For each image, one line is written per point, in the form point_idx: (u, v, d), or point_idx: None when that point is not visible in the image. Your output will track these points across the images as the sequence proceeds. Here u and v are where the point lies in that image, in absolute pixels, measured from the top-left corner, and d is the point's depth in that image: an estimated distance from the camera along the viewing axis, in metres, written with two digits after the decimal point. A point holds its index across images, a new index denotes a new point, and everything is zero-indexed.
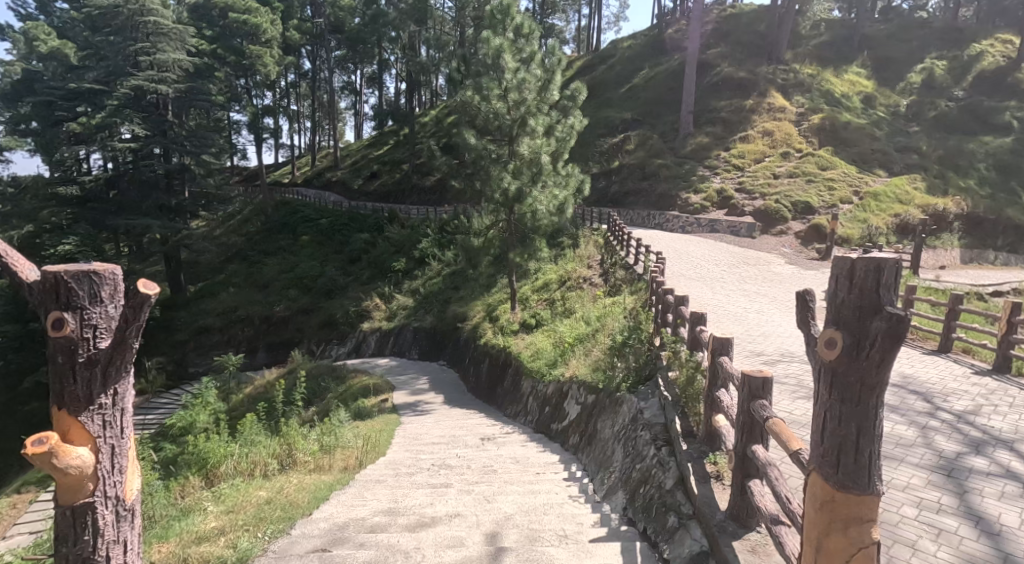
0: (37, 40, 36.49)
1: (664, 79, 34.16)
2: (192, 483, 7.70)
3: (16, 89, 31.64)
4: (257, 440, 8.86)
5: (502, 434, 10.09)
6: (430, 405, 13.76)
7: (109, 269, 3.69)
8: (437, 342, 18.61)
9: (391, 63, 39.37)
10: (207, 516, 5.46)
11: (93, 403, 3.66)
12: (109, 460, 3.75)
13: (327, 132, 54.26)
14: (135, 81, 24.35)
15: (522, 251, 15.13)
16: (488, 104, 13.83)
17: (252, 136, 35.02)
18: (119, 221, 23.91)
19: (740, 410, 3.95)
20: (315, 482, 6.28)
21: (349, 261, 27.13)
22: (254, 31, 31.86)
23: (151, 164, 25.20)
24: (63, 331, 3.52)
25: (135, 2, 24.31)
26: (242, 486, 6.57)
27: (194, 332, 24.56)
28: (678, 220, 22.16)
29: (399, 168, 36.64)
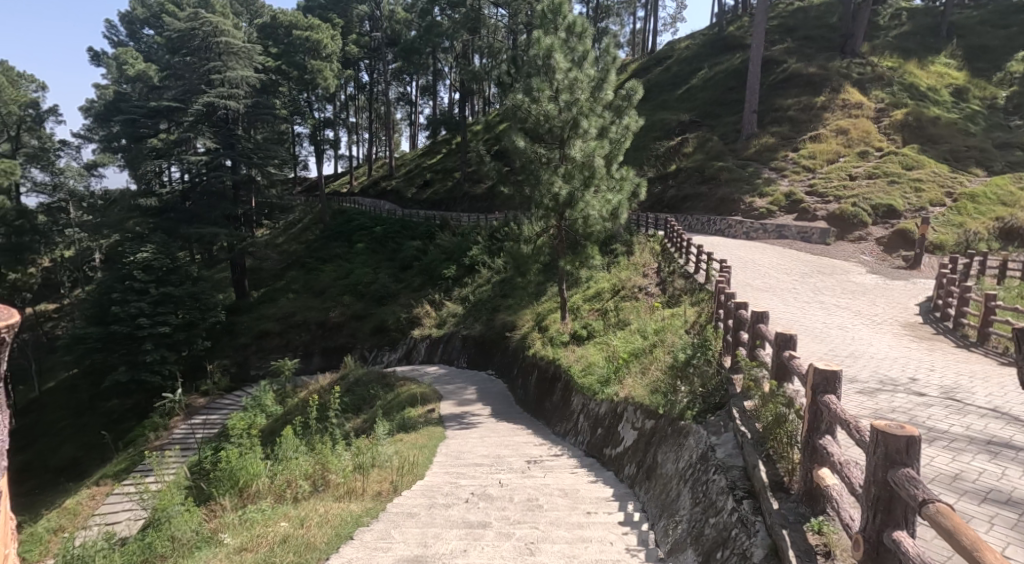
0: (125, 65, 38.71)
1: (724, 79, 32.91)
2: (223, 505, 7.48)
3: (104, 107, 33.06)
4: (292, 458, 8.56)
5: (551, 457, 9.37)
6: (477, 418, 13.11)
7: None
8: (485, 350, 17.93)
9: (446, 73, 39.31)
10: (217, 554, 5.32)
11: None
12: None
13: (382, 142, 54.83)
14: (205, 97, 24.74)
15: (573, 259, 14.24)
16: (538, 106, 12.98)
17: (313, 148, 35.45)
18: (189, 230, 24.12)
19: (873, 480, 3.14)
20: (340, 513, 5.94)
21: (401, 269, 26.81)
22: (316, 46, 31.96)
23: (220, 176, 25.53)
24: None
25: (207, 24, 25.32)
26: (268, 511, 6.41)
27: (255, 336, 24.56)
28: (741, 225, 20.91)
29: (451, 176, 36.40)
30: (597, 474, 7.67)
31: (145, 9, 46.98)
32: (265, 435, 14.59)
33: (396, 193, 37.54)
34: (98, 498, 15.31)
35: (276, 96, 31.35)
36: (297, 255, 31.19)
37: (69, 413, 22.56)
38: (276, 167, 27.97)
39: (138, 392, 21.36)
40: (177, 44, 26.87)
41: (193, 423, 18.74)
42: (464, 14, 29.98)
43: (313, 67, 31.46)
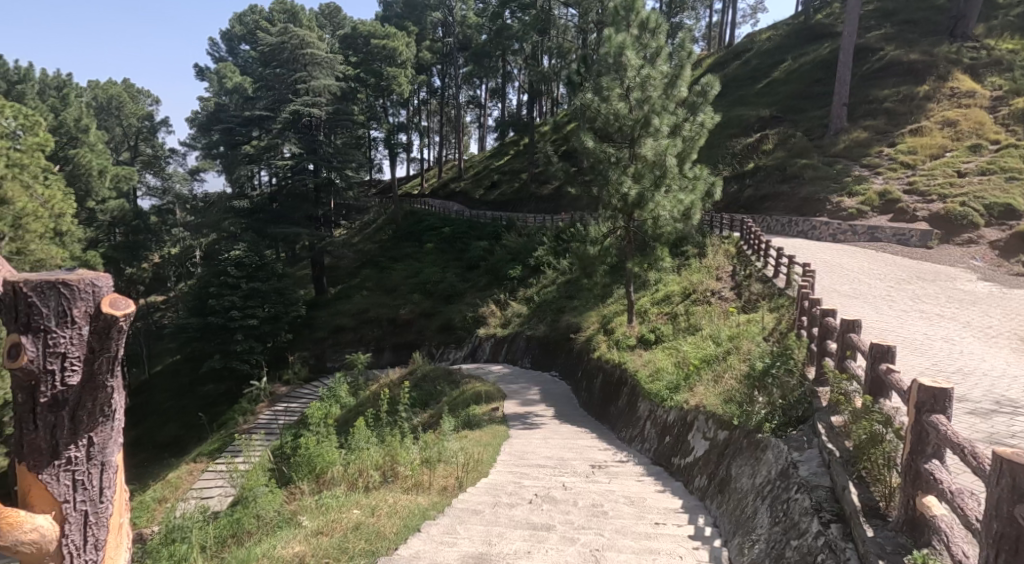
0: (223, 78, 41.25)
1: (808, 72, 31.67)
2: (302, 489, 8.01)
3: (206, 118, 35.29)
4: (365, 447, 8.89)
5: (616, 463, 9.16)
6: (540, 419, 12.98)
7: (84, 281, 3.91)
8: (549, 351, 17.78)
9: (514, 75, 39.18)
10: (296, 535, 5.51)
11: (59, 457, 3.93)
12: (80, 533, 4.00)
13: (451, 145, 55.61)
14: (292, 105, 25.84)
15: (641, 260, 13.92)
16: (608, 105, 12.62)
17: (387, 151, 36.23)
18: (275, 231, 25.56)
19: (994, 514, 2.84)
20: (408, 506, 6.04)
21: (468, 268, 27.01)
22: (392, 54, 32.69)
23: (303, 179, 26.44)
24: (23, 359, 3.76)
25: (294, 36, 26.35)
26: (342, 499, 6.65)
27: (332, 330, 25.20)
28: (828, 226, 20.01)
29: (518, 177, 36.43)
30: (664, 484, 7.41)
31: (243, 27, 49.43)
32: (339, 425, 15.00)
33: (464, 194, 37.90)
34: (196, 473, 16.27)
35: (355, 102, 32.15)
36: (371, 255, 31.78)
37: (169, 395, 24.07)
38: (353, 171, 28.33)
39: (229, 378, 22.57)
40: (270, 59, 28.30)
41: (276, 409, 19.49)
42: (534, 15, 29.78)
43: (388, 74, 32.00)
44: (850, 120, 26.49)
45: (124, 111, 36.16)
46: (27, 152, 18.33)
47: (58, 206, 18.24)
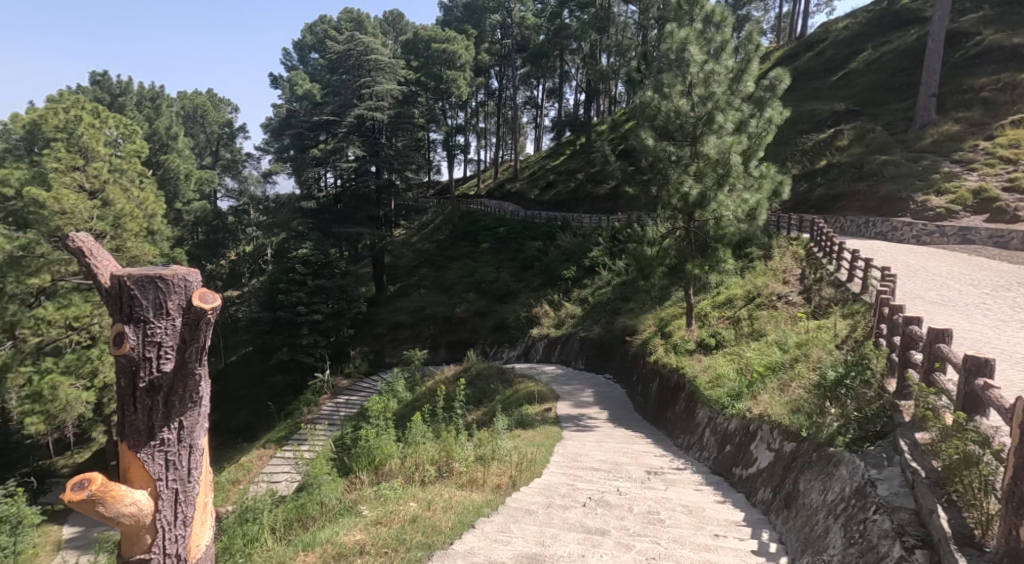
0: (293, 85, 42.73)
1: (891, 61, 30.17)
2: (362, 479, 8.23)
3: (279, 124, 36.58)
4: (422, 441, 9.17)
5: (672, 470, 8.88)
6: (593, 421, 12.79)
7: (178, 276, 4.33)
8: (603, 353, 17.51)
9: (572, 74, 38.76)
10: (358, 523, 5.94)
11: (155, 438, 4.34)
12: (170, 509, 4.37)
13: (508, 146, 55.66)
14: (356, 110, 26.34)
15: (702, 263, 13.08)
16: (669, 102, 12.33)
17: (445, 153, 36.56)
18: (339, 230, 26.15)
19: None
20: (464, 502, 6.37)
21: (523, 268, 26.90)
22: (451, 57, 32.87)
23: (366, 181, 26.98)
24: (126, 345, 4.19)
25: (359, 43, 26.89)
26: (399, 490, 7.03)
27: (391, 326, 25.52)
28: (911, 227, 18.99)
29: (574, 177, 36.10)
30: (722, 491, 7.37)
31: (313, 36, 50.86)
32: (396, 419, 15.26)
33: (520, 194, 37.89)
34: (265, 458, 17.04)
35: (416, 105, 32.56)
36: (427, 254, 32.05)
37: (242, 384, 25.21)
38: (413, 173, 28.76)
39: (296, 369, 23.40)
40: (337, 66, 29.04)
41: (338, 401, 19.95)
42: (593, 14, 29.35)
43: (448, 77, 32.38)
44: (940, 112, 25.10)
45: (207, 119, 38.02)
46: (126, 157, 21.39)
47: (151, 205, 21.26)
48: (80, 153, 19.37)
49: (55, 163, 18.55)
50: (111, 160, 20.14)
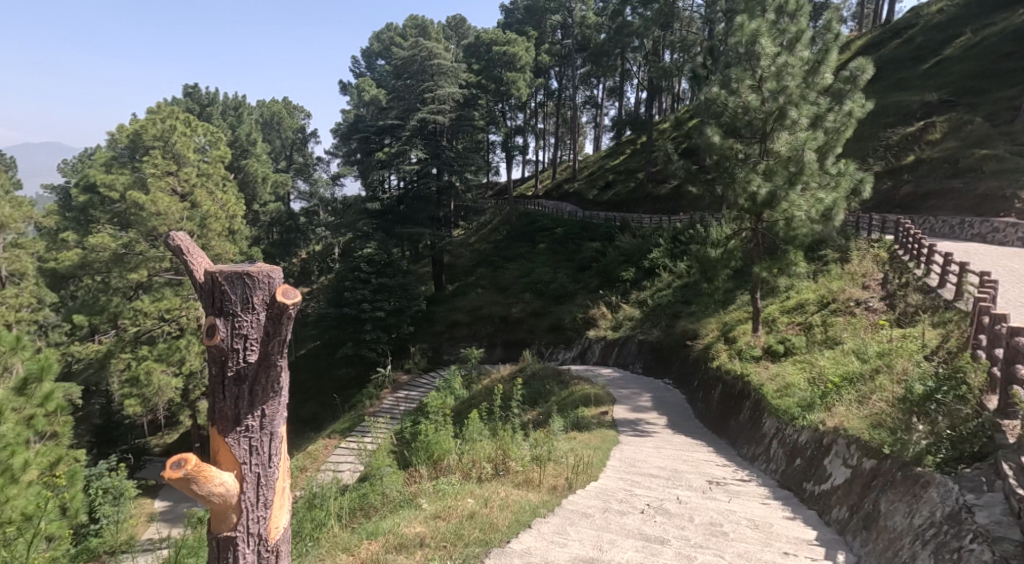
0: (360, 92, 43.80)
1: (990, 46, 28.16)
2: (421, 473, 8.71)
3: (347, 129, 37.52)
4: (478, 438, 9.55)
5: (737, 481, 8.66)
6: (650, 427, 12.64)
7: (262, 273, 4.74)
8: (663, 357, 17.07)
9: (634, 72, 37.98)
10: (419, 516, 6.67)
11: (241, 424, 4.74)
12: (254, 492, 4.78)
13: (567, 146, 55.11)
14: (419, 113, 26.66)
15: (771, 265, 12.51)
16: (738, 97, 11.84)
17: (504, 154, 36.54)
18: (402, 230, 26.57)
19: None
20: (521, 502, 7.04)
21: (580, 269, 26.54)
22: (511, 60, 32.72)
23: (427, 183, 27.25)
24: (216, 336, 4.64)
25: (423, 48, 27.47)
26: (457, 487, 7.78)
27: (448, 324, 25.61)
28: (1012, 228, 17.63)
29: (634, 177, 35.41)
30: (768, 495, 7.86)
31: (379, 43, 51.90)
32: (453, 416, 15.31)
33: (578, 195, 37.48)
34: (331, 447, 17.56)
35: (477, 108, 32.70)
36: (485, 255, 32.05)
37: (309, 377, 26.03)
38: (473, 174, 28.84)
39: (359, 363, 24.01)
40: (402, 72, 29.38)
41: (399, 395, 20.20)
42: (657, 9, 28.65)
43: (508, 79, 32.32)
44: None
45: (283, 125, 39.10)
46: (212, 162, 23.41)
47: (232, 207, 22.64)
48: (173, 158, 21.99)
49: (152, 168, 20.94)
50: (200, 166, 22.40)
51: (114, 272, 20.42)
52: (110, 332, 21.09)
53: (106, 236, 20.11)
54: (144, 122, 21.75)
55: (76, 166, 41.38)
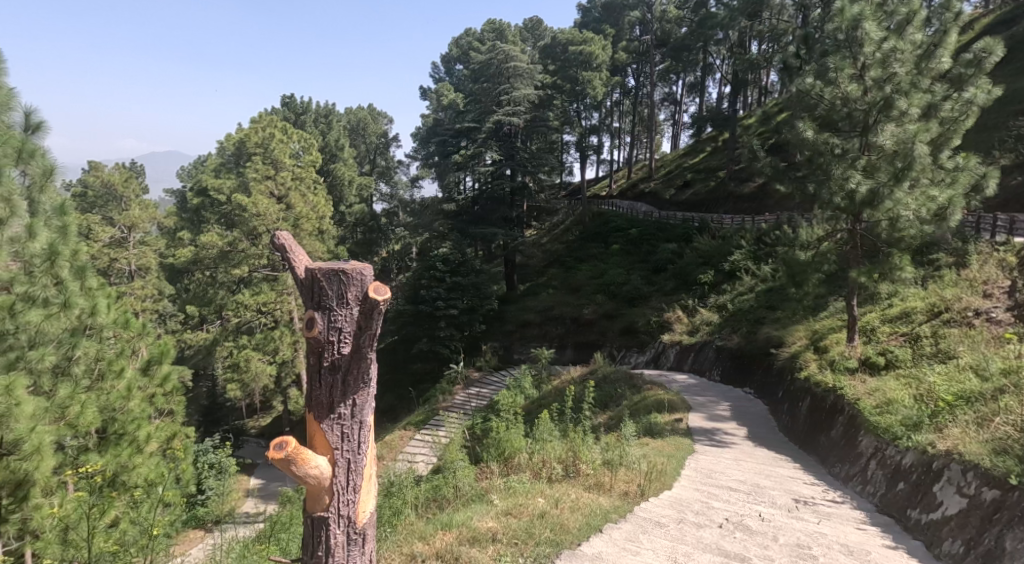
0: (439, 96, 44.54)
1: None
2: (493, 469, 9.67)
3: (425, 132, 38.15)
4: (548, 438, 10.28)
5: (827, 502, 8.71)
6: (730, 437, 12.16)
7: (356, 271, 5.43)
8: (744, 367, 16.25)
9: (717, 66, 36.46)
10: (493, 511, 7.67)
11: (334, 412, 5.50)
12: (344, 475, 5.50)
13: (643, 144, 53.74)
14: (494, 115, 26.62)
15: (872, 271, 11.33)
16: (834, 88, 11.05)
17: (578, 154, 36.00)
18: (475, 230, 26.62)
19: None
20: (593, 506, 7.92)
21: (655, 271, 25.68)
22: (588, 58, 32.16)
23: (501, 184, 27.19)
24: (314, 329, 5.40)
25: (500, 52, 27.11)
26: (526, 485, 8.73)
27: (519, 324, 25.35)
28: None
29: (715, 176, 34.05)
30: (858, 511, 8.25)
31: (458, 48, 52.45)
32: (523, 416, 15.16)
33: (654, 194, 36.48)
34: (406, 438, 17.76)
35: (552, 108, 32.42)
36: (557, 255, 31.65)
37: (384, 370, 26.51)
38: (546, 174, 28.60)
39: (434, 358, 24.30)
40: (479, 75, 29.28)
41: (470, 392, 20.19)
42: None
43: (583, 78, 31.80)
44: None
45: (368, 131, 40.19)
46: (306, 167, 24.43)
47: (322, 208, 23.45)
48: (273, 164, 22.71)
49: (255, 174, 21.81)
50: (296, 170, 23.11)
51: (220, 268, 21.38)
52: (216, 322, 22.61)
53: (217, 233, 21.48)
54: (250, 132, 23.19)
55: (190, 172, 44.40)
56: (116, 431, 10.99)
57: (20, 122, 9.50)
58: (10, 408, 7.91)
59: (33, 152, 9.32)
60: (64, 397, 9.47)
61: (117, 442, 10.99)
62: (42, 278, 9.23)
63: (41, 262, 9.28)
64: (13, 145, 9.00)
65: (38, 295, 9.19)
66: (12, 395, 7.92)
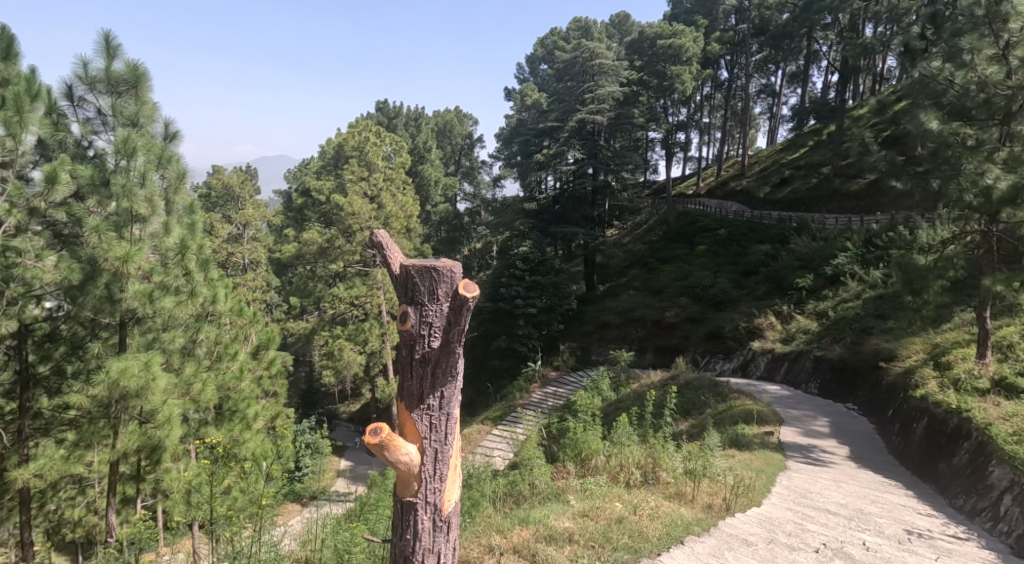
0: (523, 95, 44.21)
1: None
2: (569, 469, 9.40)
3: (509, 132, 37.98)
4: (626, 442, 9.79)
5: (944, 536, 8.16)
6: (829, 457, 11.07)
7: (446, 268, 5.70)
8: (848, 381, 15.02)
9: (823, 54, 34.07)
10: (568, 512, 7.76)
11: (424, 403, 5.75)
12: (432, 464, 5.76)
13: (737, 140, 51.27)
14: (578, 114, 26.02)
15: (1008, 279, 9.85)
16: (971, 71, 9.98)
17: (665, 152, 34.73)
18: (556, 230, 26.12)
19: None
20: (674, 516, 7.84)
21: (745, 273, 24.29)
22: (678, 52, 30.83)
23: (583, 183, 26.50)
24: (406, 321, 5.71)
25: (584, 50, 26.62)
26: (603, 487, 8.56)
27: (598, 325, 24.67)
28: None
29: (817, 172, 31.95)
30: (986, 551, 7.75)
31: (544, 48, 51.89)
32: (601, 419, 14.62)
33: (746, 193, 34.72)
34: (483, 432, 17.56)
35: (637, 105, 31.52)
36: (639, 255, 30.66)
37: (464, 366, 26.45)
38: (630, 173, 27.71)
39: (512, 356, 23.99)
40: (562, 75, 28.70)
41: (547, 391, 19.76)
42: None
43: (672, 72, 30.46)
44: None
45: (454, 133, 40.31)
46: (396, 167, 24.62)
47: (410, 207, 23.63)
48: (366, 166, 22.74)
49: (350, 175, 22.22)
50: (387, 172, 23.19)
51: (320, 263, 22.07)
52: (315, 313, 23.33)
53: (317, 230, 22.17)
54: (347, 135, 23.34)
55: (296, 175, 46.26)
56: (230, 407, 12.08)
57: (160, 133, 10.50)
58: (148, 382, 9.26)
59: (171, 159, 10.12)
60: (189, 374, 10.59)
61: (230, 418, 12.08)
62: (175, 269, 9.91)
63: (174, 256, 9.96)
64: (153, 151, 9.82)
65: (172, 284, 9.90)
66: (150, 370, 9.25)
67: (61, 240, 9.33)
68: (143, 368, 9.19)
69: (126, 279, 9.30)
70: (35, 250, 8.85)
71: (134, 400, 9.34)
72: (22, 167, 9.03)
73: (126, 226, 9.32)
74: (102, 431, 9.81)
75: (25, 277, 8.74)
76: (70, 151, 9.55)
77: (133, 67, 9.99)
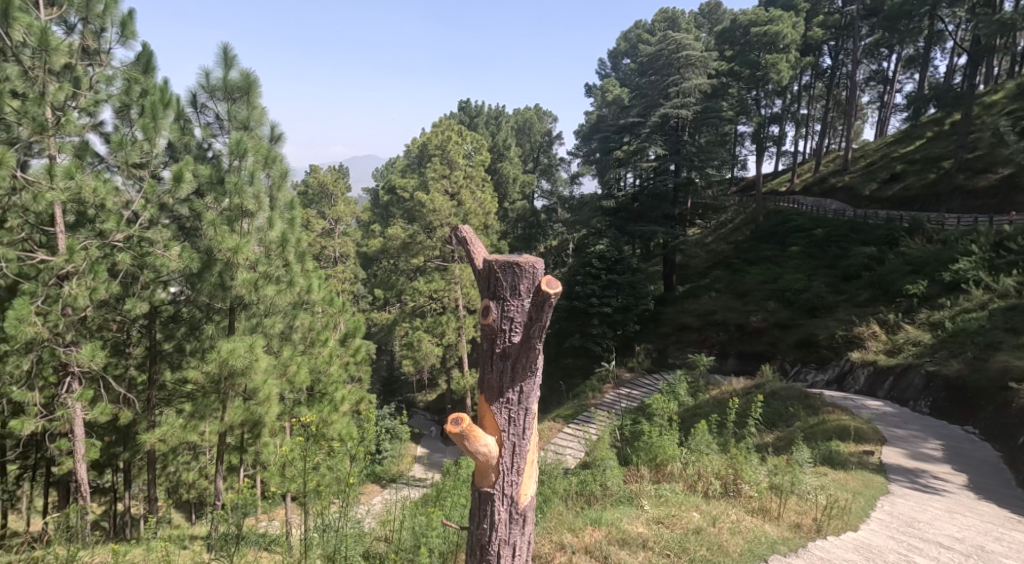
0: (603, 93, 43.11)
1: None
2: (642, 473, 8.64)
3: (588, 129, 37.06)
4: (703, 450, 8.94)
5: None
6: (941, 482, 9.85)
7: (529, 264, 5.31)
8: (969, 403, 13.45)
9: (947, 36, 31.17)
10: (641, 517, 7.25)
11: (503, 396, 5.35)
12: (509, 458, 5.37)
13: (839, 133, 48.14)
14: (661, 109, 24.88)
15: None
16: None
17: (755, 148, 32.89)
18: (635, 228, 25.14)
19: None
20: (757, 535, 7.07)
21: (844, 278, 22.53)
22: (774, 39, 28.86)
23: (663, 181, 25.37)
24: (487, 317, 5.33)
25: (669, 42, 25.28)
26: (678, 495, 7.83)
27: (676, 327, 23.54)
28: None
29: (933, 167, 29.32)
30: None
31: (626, 43, 50.56)
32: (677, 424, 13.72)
33: (847, 191, 32.44)
34: (554, 429, 16.94)
35: (726, 98, 29.93)
36: (724, 255, 29.15)
37: None
38: (716, 169, 26.21)
39: (585, 356, 23.22)
40: (646, 68, 27.49)
41: (620, 393, 18.94)
42: None
43: (766, 61, 28.56)
44: None
45: (533, 130, 39.79)
46: (477, 166, 24.25)
47: (489, 205, 23.21)
48: (446, 162, 22.67)
49: (433, 173, 22.10)
50: (468, 169, 23.04)
51: (402, 258, 22.07)
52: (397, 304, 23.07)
53: (400, 224, 22.20)
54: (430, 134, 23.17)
55: (383, 172, 47.08)
56: (320, 390, 12.20)
57: (267, 135, 10.56)
58: (252, 361, 9.59)
59: (275, 159, 10.12)
60: (286, 356, 10.70)
61: (320, 399, 12.13)
62: (277, 260, 10.10)
63: (277, 247, 10.13)
64: (261, 152, 9.90)
65: (274, 273, 10.05)
66: (253, 351, 9.57)
67: (184, 231, 9.72)
68: (247, 349, 9.51)
69: (236, 267, 9.58)
70: (165, 240, 9.27)
71: (240, 377, 9.68)
72: (156, 167, 9.53)
73: (237, 220, 9.54)
74: (213, 403, 10.07)
75: (156, 264, 9.17)
76: (194, 152, 9.94)
77: (247, 76, 10.08)
